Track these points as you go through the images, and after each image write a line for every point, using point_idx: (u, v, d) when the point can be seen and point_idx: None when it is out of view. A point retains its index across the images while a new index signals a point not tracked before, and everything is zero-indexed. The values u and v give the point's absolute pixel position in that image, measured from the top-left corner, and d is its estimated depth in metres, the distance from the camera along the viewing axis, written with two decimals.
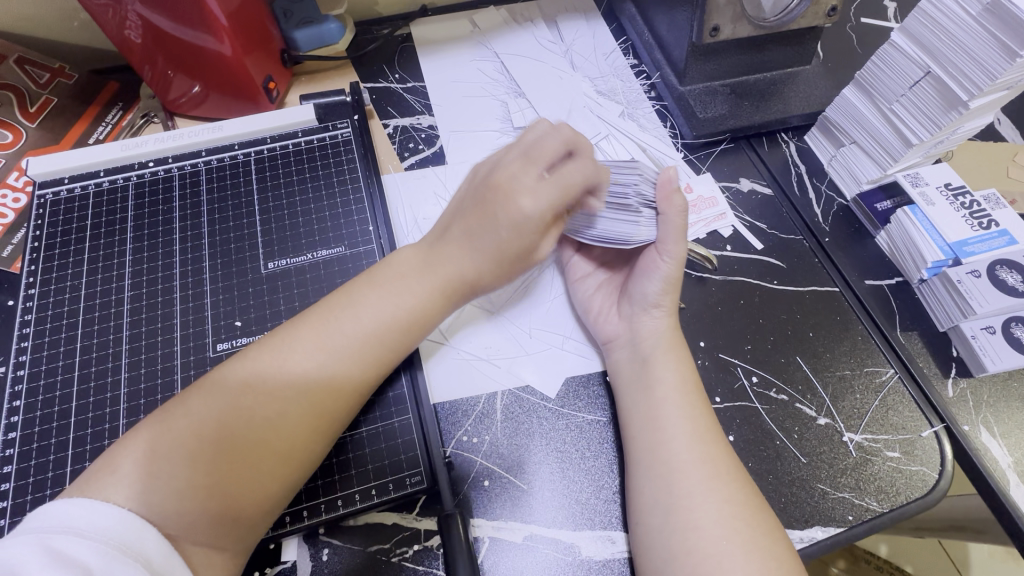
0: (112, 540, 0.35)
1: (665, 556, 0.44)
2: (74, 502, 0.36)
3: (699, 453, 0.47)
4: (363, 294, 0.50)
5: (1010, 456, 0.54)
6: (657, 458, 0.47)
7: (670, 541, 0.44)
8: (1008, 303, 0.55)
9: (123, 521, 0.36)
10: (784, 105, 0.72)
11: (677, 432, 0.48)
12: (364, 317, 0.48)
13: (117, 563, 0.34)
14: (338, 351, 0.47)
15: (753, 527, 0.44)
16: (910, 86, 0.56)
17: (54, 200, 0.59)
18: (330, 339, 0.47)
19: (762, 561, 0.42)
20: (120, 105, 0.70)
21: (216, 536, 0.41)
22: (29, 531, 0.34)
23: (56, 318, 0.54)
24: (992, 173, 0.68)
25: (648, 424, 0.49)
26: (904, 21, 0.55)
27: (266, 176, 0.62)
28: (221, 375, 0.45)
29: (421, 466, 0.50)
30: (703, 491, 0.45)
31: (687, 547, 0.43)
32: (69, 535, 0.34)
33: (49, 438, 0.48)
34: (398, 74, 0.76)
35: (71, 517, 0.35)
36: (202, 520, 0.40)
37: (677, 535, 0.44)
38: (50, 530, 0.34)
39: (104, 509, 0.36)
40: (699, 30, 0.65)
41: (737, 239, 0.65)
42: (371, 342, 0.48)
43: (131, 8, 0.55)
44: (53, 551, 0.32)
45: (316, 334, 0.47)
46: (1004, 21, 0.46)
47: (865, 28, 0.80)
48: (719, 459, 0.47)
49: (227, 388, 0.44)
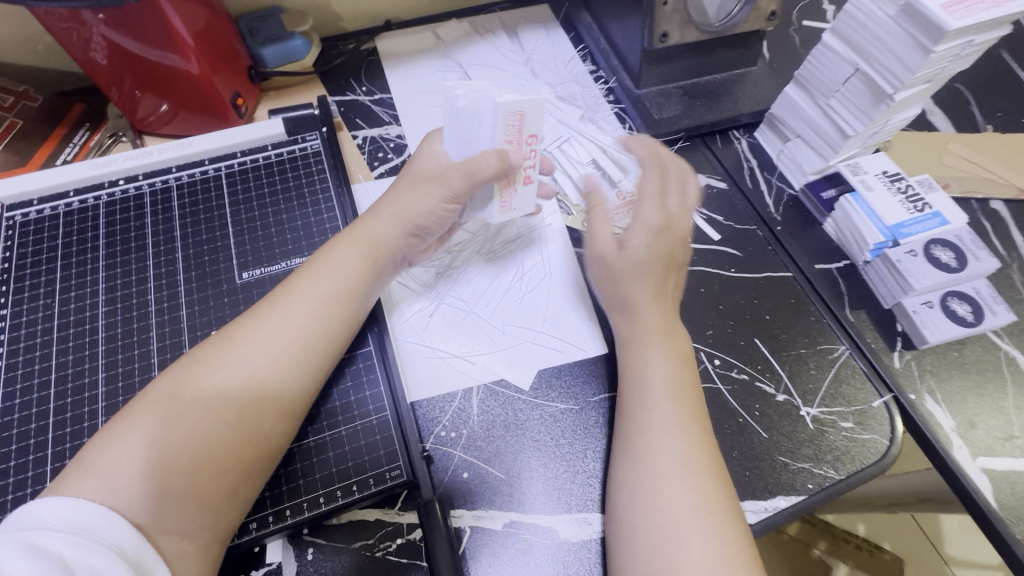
0: (92, 534, 0.37)
1: (630, 540, 0.46)
2: (51, 502, 0.38)
3: (677, 442, 0.48)
4: (314, 272, 0.54)
5: (954, 420, 0.58)
6: (632, 445, 0.50)
7: (637, 522, 0.46)
8: (942, 279, 0.60)
9: (103, 516, 0.39)
10: (734, 104, 0.76)
11: (661, 423, 0.49)
12: (327, 296, 0.53)
13: (97, 558, 0.36)
14: (285, 328, 0.50)
15: (716, 514, 0.45)
16: (842, 82, 0.61)
17: (24, 221, 0.60)
18: (302, 320, 0.51)
19: (720, 544, 0.44)
20: (87, 126, 0.70)
21: (187, 526, 0.42)
22: (11, 529, 0.36)
23: (30, 337, 0.54)
24: (926, 160, 0.73)
25: (631, 412, 0.51)
26: (833, 24, 0.60)
27: (238, 190, 0.63)
28: (174, 388, 0.46)
29: (400, 461, 0.52)
30: (674, 478, 0.47)
31: (653, 530, 0.45)
32: (46, 533, 0.36)
33: (27, 454, 0.48)
34: (365, 86, 0.78)
35: (48, 517, 0.37)
36: (191, 510, 0.43)
37: (645, 519, 0.46)
38: (27, 528, 0.36)
39: (80, 505, 0.38)
40: (650, 36, 0.69)
41: (696, 231, 0.69)
42: (313, 318, 0.51)
43: (95, 29, 0.57)
44: (34, 547, 0.34)
45: (261, 318, 0.50)
46: (915, 21, 0.51)
47: (806, 30, 0.85)
48: (697, 448, 0.48)
49: (177, 399, 0.45)
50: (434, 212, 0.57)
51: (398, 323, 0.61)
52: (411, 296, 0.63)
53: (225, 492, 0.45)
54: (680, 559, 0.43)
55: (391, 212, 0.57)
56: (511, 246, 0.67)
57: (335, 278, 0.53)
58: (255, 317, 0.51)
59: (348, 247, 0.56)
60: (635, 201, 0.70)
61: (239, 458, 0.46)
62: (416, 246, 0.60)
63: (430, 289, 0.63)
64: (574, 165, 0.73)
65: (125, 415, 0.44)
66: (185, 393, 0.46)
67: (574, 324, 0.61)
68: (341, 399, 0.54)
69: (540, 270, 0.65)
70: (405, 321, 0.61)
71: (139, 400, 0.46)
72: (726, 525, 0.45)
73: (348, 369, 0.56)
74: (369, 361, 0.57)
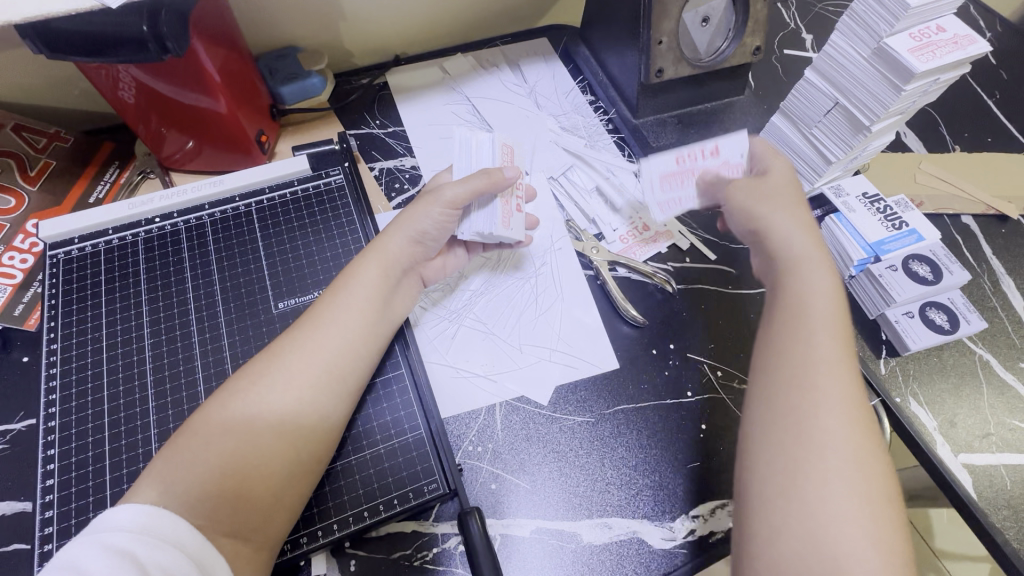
0: (153, 532, 0.41)
1: (762, 435, 0.48)
2: (121, 508, 0.42)
3: (834, 368, 0.48)
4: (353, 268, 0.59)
5: (935, 420, 0.63)
6: (784, 362, 0.49)
7: (770, 407, 0.48)
8: (921, 291, 0.66)
9: (168, 518, 0.42)
10: (725, 130, 0.82)
11: (820, 349, 0.49)
12: (366, 318, 0.57)
13: (162, 553, 0.40)
14: (328, 350, 0.54)
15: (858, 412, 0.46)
16: (824, 114, 0.66)
17: (67, 258, 0.63)
18: (339, 347, 0.54)
19: (853, 453, 0.44)
20: (117, 164, 0.74)
21: (240, 530, 0.46)
22: (94, 531, 0.41)
23: (81, 370, 0.57)
24: (903, 180, 0.80)
25: (786, 331, 0.51)
26: (814, 62, 0.66)
27: (268, 223, 0.67)
28: (225, 411, 0.49)
29: (435, 475, 0.56)
30: (817, 375, 0.48)
31: (791, 442, 0.46)
32: (117, 533, 0.40)
33: (86, 481, 0.52)
34: (379, 120, 0.83)
35: (121, 520, 0.41)
36: (242, 515, 0.46)
37: (784, 431, 0.46)
38: (102, 530, 0.41)
39: (141, 508, 0.42)
40: (646, 71, 0.74)
41: (693, 250, 0.72)
42: (353, 341, 0.55)
43: (128, 71, 0.60)
44: (105, 546, 0.39)
45: (301, 341, 0.54)
46: (888, 63, 0.57)
47: (788, 59, 0.91)
48: (850, 379, 0.48)
49: (229, 421, 0.49)
50: (435, 219, 0.61)
51: (423, 346, 0.65)
52: (435, 319, 0.67)
53: (275, 502, 0.48)
54: (815, 473, 0.44)
55: (398, 226, 0.61)
56: (523, 269, 0.71)
57: (366, 301, 0.57)
58: (299, 341, 0.54)
59: (373, 269, 0.59)
60: (693, 170, 0.66)
61: (286, 470, 0.49)
62: (418, 254, 0.63)
63: (452, 312, 0.68)
64: (580, 192, 0.78)
65: (182, 437, 0.48)
66: (236, 415, 0.49)
67: (589, 341, 0.66)
68: (375, 419, 0.58)
69: (554, 292, 0.69)
70: (430, 344, 0.65)
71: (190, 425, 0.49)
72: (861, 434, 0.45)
73: (379, 392, 0.59)
74: (401, 381, 0.60)
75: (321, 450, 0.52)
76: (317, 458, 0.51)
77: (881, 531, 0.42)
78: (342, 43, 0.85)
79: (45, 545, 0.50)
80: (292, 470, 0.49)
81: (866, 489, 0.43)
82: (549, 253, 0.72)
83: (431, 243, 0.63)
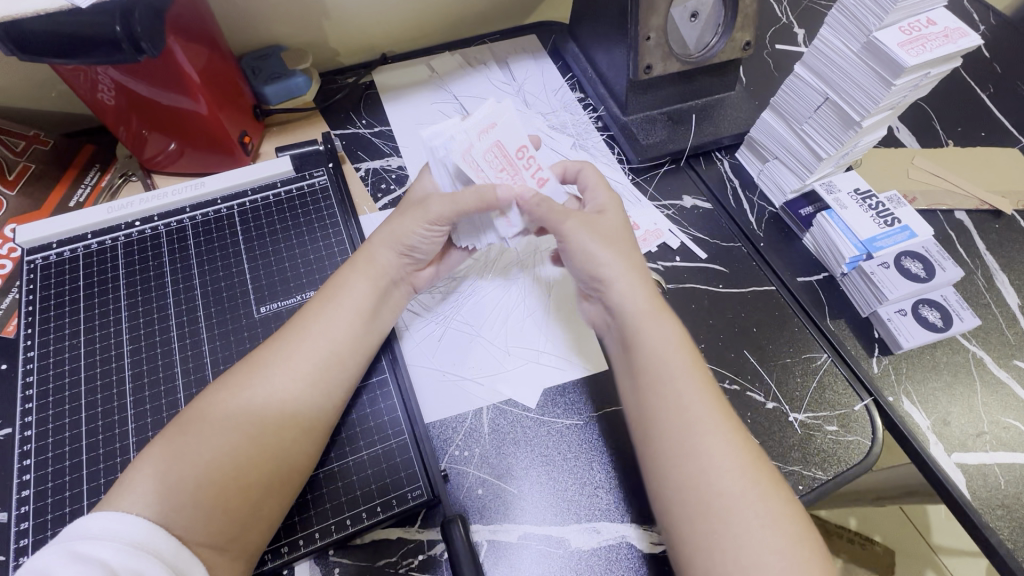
0: (131, 541, 0.41)
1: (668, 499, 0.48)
2: (93, 515, 0.42)
3: (704, 423, 0.49)
4: (337, 280, 0.59)
5: (929, 419, 0.62)
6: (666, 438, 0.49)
7: (660, 469, 0.49)
8: (913, 288, 0.65)
9: (142, 526, 0.42)
10: (716, 127, 0.81)
11: (692, 409, 0.50)
12: (347, 324, 0.56)
13: (136, 561, 0.40)
14: (307, 356, 0.53)
15: (733, 443, 0.48)
16: (814, 110, 0.66)
17: (45, 264, 0.62)
18: (320, 352, 0.53)
19: (748, 484, 0.46)
20: (98, 167, 0.73)
21: (216, 539, 0.45)
22: (66, 538, 0.40)
23: (58, 378, 0.56)
24: (896, 176, 0.79)
25: (648, 390, 0.52)
26: (803, 58, 0.65)
27: (250, 226, 0.66)
28: (200, 419, 0.49)
29: (420, 481, 0.55)
30: (688, 424, 0.49)
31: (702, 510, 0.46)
32: (90, 541, 0.40)
33: (63, 491, 0.51)
34: (365, 119, 0.81)
35: (92, 529, 0.41)
36: (219, 523, 0.45)
37: (691, 506, 0.46)
38: (76, 538, 0.40)
39: (118, 515, 0.42)
40: (635, 68, 0.73)
41: (684, 250, 0.73)
42: (335, 346, 0.54)
43: (105, 72, 0.59)
44: (77, 555, 0.38)
45: (284, 347, 0.53)
46: (878, 57, 0.56)
47: (779, 54, 0.90)
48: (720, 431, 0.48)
49: (204, 430, 0.48)
50: (423, 236, 0.59)
51: (409, 348, 0.64)
52: (421, 322, 0.66)
53: (252, 512, 0.47)
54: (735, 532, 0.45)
55: (380, 239, 0.60)
56: (512, 271, 0.70)
57: (347, 306, 0.56)
58: (278, 347, 0.53)
59: (356, 274, 0.58)
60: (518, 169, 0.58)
61: (264, 479, 0.48)
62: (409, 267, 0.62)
63: (438, 313, 0.67)
64: None
65: (158, 446, 0.47)
66: (211, 425, 0.48)
67: (579, 342, 0.65)
68: (360, 424, 0.57)
69: (542, 293, 0.68)
70: (416, 346, 0.64)
71: (167, 433, 0.48)
72: (743, 465, 0.47)
73: (364, 397, 0.59)
74: (386, 385, 0.60)
75: (303, 457, 0.51)
76: (298, 466, 0.50)
77: (801, 559, 0.44)
78: (327, 42, 0.84)
79: (21, 556, 0.49)
80: (271, 476, 0.48)
81: (774, 515, 0.45)
82: (536, 255, 0.71)
83: (421, 254, 0.61)
